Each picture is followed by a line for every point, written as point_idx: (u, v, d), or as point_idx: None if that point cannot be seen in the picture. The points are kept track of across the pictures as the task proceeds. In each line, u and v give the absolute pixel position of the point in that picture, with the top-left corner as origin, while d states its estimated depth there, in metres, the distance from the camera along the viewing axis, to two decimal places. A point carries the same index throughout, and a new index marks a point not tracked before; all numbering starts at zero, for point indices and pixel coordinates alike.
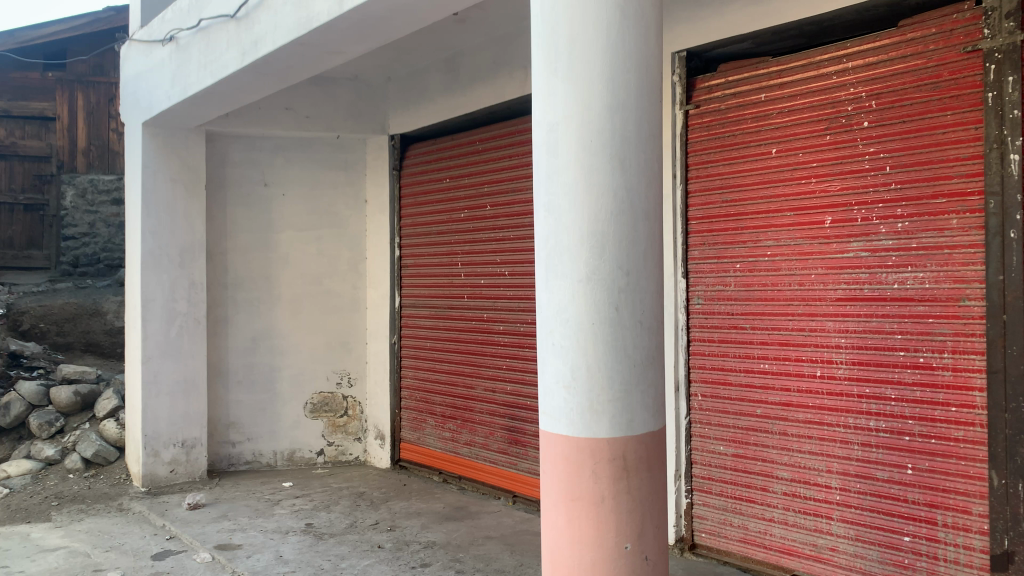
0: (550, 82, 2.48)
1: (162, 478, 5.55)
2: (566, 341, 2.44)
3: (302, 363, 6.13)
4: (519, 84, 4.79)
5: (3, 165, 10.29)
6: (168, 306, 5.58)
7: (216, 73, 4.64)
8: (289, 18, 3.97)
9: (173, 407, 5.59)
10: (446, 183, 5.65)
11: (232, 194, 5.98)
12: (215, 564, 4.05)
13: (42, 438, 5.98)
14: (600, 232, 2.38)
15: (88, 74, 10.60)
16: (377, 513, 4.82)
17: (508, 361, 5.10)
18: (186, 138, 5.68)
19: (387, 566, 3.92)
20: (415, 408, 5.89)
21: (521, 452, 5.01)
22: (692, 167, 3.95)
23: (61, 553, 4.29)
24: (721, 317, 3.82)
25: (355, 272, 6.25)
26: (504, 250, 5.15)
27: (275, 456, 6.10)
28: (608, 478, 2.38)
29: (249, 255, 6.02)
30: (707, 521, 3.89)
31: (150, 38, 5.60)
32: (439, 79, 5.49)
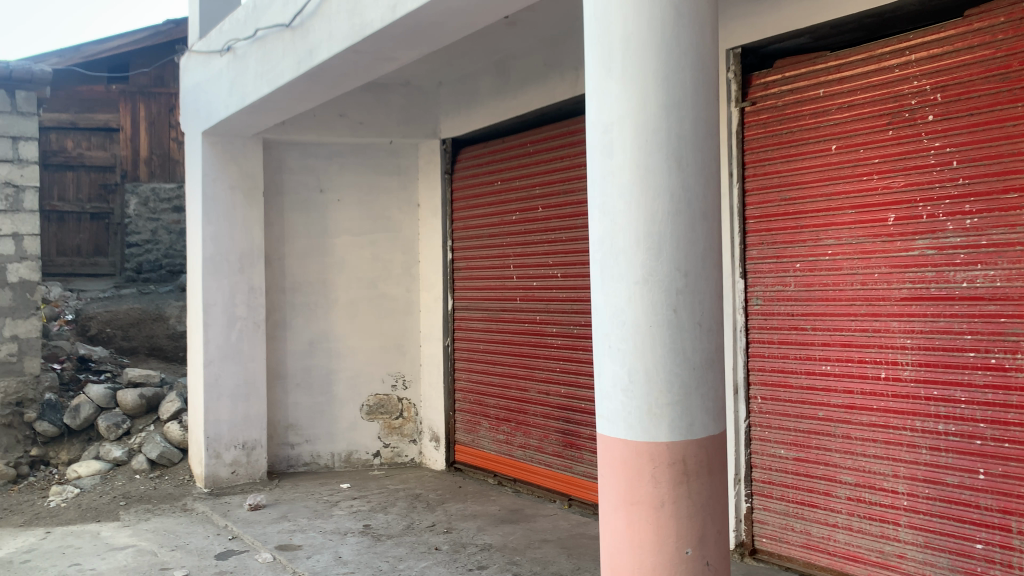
0: (604, 82, 2.46)
1: (224, 479, 5.68)
2: (623, 343, 2.41)
3: (357, 366, 6.20)
4: (570, 85, 4.77)
5: (71, 176, 10.58)
6: (229, 310, 5.71)
7: (273, 82, 4.74)
8: (344, 25, 4.03)
9: (233, 409, 5.71)
10: (498, 185, 5.66)
11: (289, 200, 6.09)
12: (276, 564, 4.13)
13: (109, 439, 6.17)
14: (657, 234, 2.35)
15: (149, 85, 11.05)
16: (433, 515, 4.85)
17: (562, 364, 5.08)
18: (243, 146, 5.81)
19: (445, 568, 3.94)
20: (469, 410, 5.91)
21: (577, 455, 4.98)
22: (749, 166, 3.88)
23: (129, 551, 4.42)
24: (781, 318, 3.74)
25: (408, 276, 6.30)
26: (556, 252, 5.14)
27: (332, 457, 6.19)
28: (668, 482, 2.35)
29: (306, 260, 6.12)
30: (767, 526, 3.81)
31: (208, 49, 5.74)
32: (490, 83, 5.50)
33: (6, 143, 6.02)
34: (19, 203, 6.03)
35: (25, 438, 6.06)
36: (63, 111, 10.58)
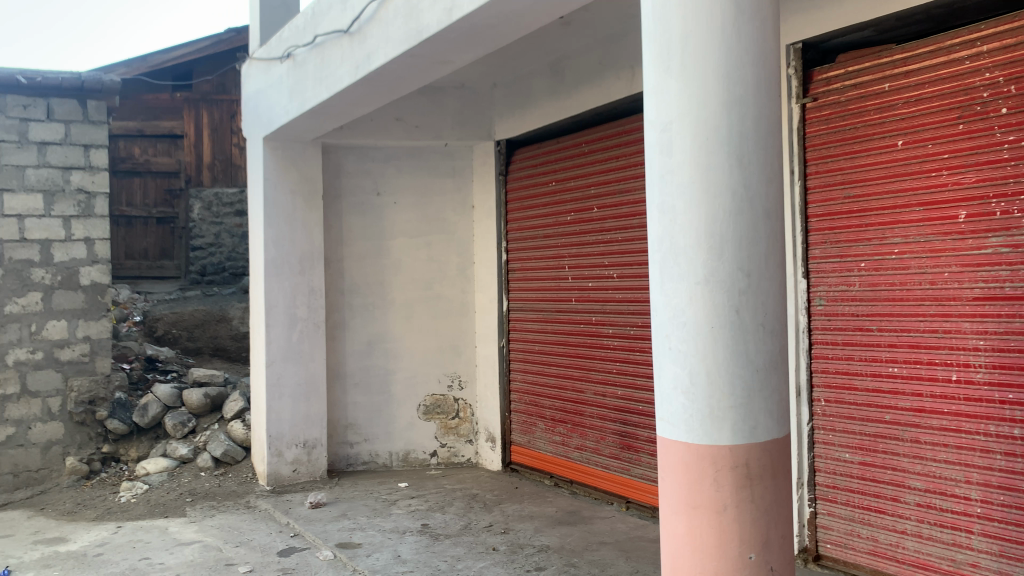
0: (662, 80, 2.43)
1: (285, 477, 5.79)
2: (684, 345, 2.38)
3: (415, 366, 6.26)
4: (626, 84, 4.74)
5: (138, 182, 10.95)
6: (290, 311, 5.82)
7: (331, 87, 4.82)
8: (400, 29, 4.07)
9: (294, 409, 5.82)
10: (553, 186, 5.64)
11: (347, 204, 6.19)
12: (337, 561, 4.19)
13: (176, 437, 6.35)
14: (719, 233, 2.32)
15: (212, 92, 11.31)
16: (491, 515, 4.87)
17: (619, 365, 5.04)
18: (303, 150, 5.92)
19: (502, 569, 3.95)
20: (525, 411, 5.91)
21: (634, 457, 4.94)
22: (811, 163, 3.79)
23: (196, 546, 4.54)
24: (845, 318, 3.65)
25: (463, 277, 6.34)
26: (612, 253, 5.10)
27: (390, 456, 6.26)
28: (730, 486, 2.32)
29: (364, 263, 6.21)
30: (832, 532, 3.72)
31: (268, 56, 5.86)
32: (544, 83, 5.50)
33: (78, 151, 6.24)
34: (90, 208, 6.25)
35: (97, 435, 6.26)
36: (130, 119, 10.97)
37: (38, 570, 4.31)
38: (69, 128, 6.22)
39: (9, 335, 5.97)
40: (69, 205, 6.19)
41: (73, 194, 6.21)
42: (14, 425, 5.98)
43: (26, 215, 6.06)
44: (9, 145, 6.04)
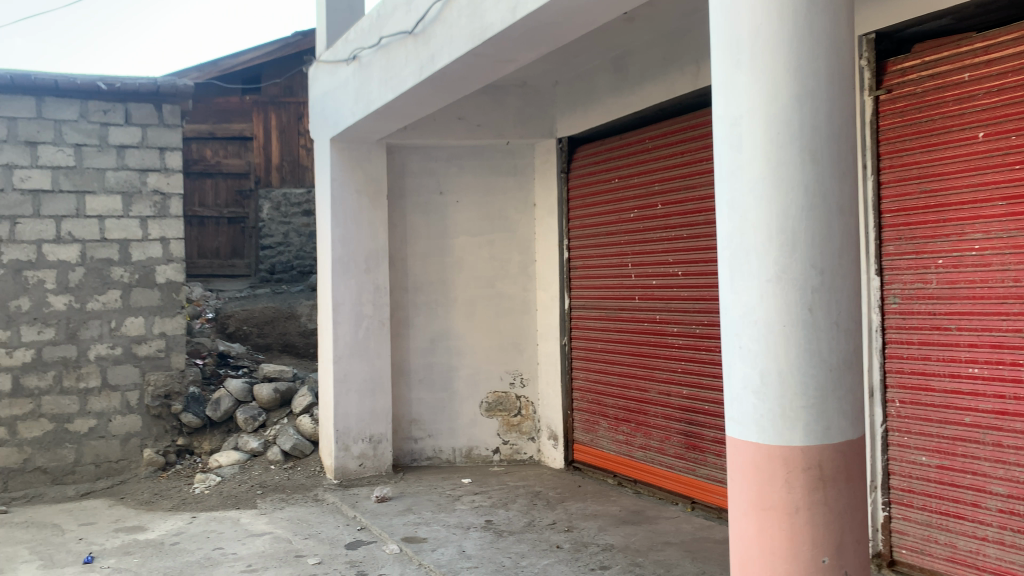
0: (731, 74, 2.40)
1: (352, 471, 5.90)
2: (754, 344, 2.34)
3: (477, 363, 6.31)
4: (691, 79, 4.67)
5: (209, 183, 11.28)
6: (356, 309, 5.93)
7: (396, 88, 4.88)
8: (464, 29, 4.10)
9: (361, 405, 5.93)
10: (615, 183, 5.61)
11: (411, 203, 6.29)
12: (403, 555, 4.25)
13: (247, 431, 6.55)
14: (791, 230, 2.27)
15: (280, 95, 11.58)
16: (554, 513, 4.87)
17: (684, 364, 4.99)
18: (369, 151, 6.02)
19: (567, 567, 3.95)
20: (588, 410, 5.89)
21: (700, 457, 4.87)
22: (885, 157, 3.68)
23: (267, 538, 4.66)
24: (922, 317, 3.53)
25: (525, 274, 6.34)
26: (677, 250, 5.04)
27: (454, 452, 6.32)
28: (803, 488, 2.27)
29: (427, 261, 6.30)
30: (907, 537, 3.61)
31: (335, 58, 5.97)
32: (607, 80, 5.46)
33: (154, 154, 6.47)
34: (166, 209, 6.48)
35: (172, 428, 6.48)
36: (202, 122, 11.31)
37: (120, 557, 4.49)
38: (146, 131, 6.45)
39: (91, 331, 6.21)
40: (146, 206, 6.42)
41: (150, 195, 6.44)
42: (95, 417, 6.22)
43: (106, 216, 6.30)
44: (90, 148, 6.28)
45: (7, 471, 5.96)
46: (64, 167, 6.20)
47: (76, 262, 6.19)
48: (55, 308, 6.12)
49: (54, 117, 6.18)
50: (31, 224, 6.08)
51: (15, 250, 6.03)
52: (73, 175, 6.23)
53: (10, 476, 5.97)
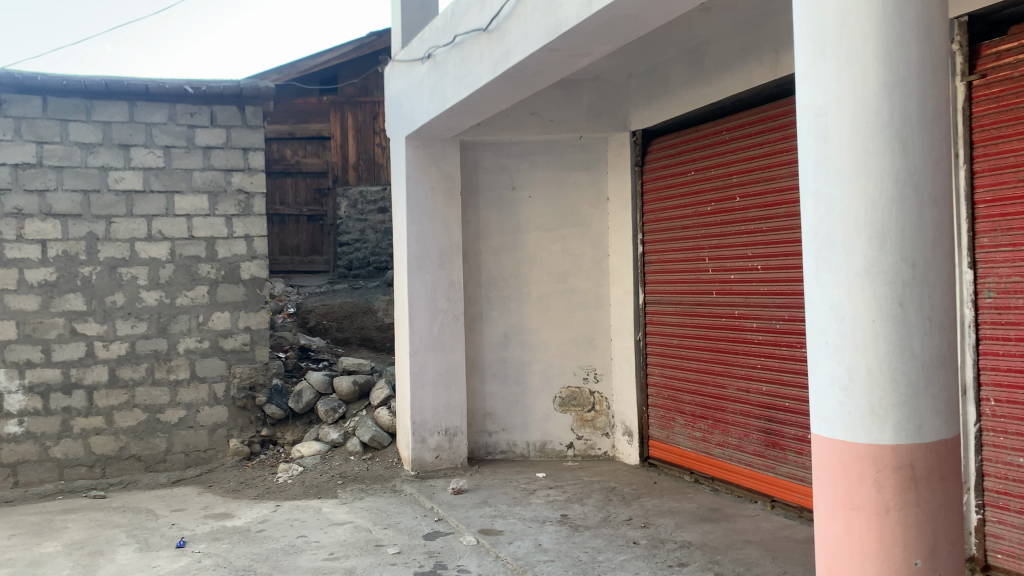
0: (817, 63, 2.34)
1: (428, 463, 6.00)
2: (841, 339, 2.28)
3: (551, 358, 6.32)
4: (769, 69, 4.56)
5: (290, 182, 11.62)
6: (431, 303, 6.01)
7: (471, 85, 4.94)
8: (539, 24, 4.10)
9: (436, 398, 6.01)
10: (691, 175, 5.53)
11: (484, 199, 6.34)
12: (480, 547, 4.30)
13: (328, 422, 6.74)
14: (880, 222, 2.21)
15: (356, 95, 11.81)
16: (630, 509, 4.85)
17: (763, 360, 4.89)
18: (443, 148, 6.10)
19: (644, 563, 3.93)
20: (663, 406, 5.83)
21: (780, 455, 4.77)
22: (978, 144, 3.53)
23: (348, 527, 4.79)
24: (1020, 312, 3.37)
25: (599, 269, 6.32)
26: (755, 244, 4.94)
27: (528, 446, 6.36)
28: (893, 487, 2.20)
29: (500, 256, 6.35)
30: (1003, 542, 3.45)
31: (410, 57, 6.05)
32: (682, 71, 5.37)
33: (238, 154, 6.69)
34: (249, 208, 6.70)
35: (256, 419, 6.70)
36: (283, 123, 11.64)
37: (209, 542, 4.68)
38: (230, 132, 6.67)
39: (180, 325, 6.48)
40: (231, 205, 6.65)
41: (235, 194, 6.67)
42: (185, 408, 6.48)
43: (194, 214, 6.55)
44: (178, 150, 6.55)
45: (105, 458, 6.28)
46: (155, 168, 6.47)
47: (166, 259, 6.46)
48: (147, 303, 6.40)
49: (145, 121, 6.46)
50: (125, 223, 6.37)
51: (110, 248, 6.33)
52: (163, 176, 6.49)
53: (108, 463, 6.29)
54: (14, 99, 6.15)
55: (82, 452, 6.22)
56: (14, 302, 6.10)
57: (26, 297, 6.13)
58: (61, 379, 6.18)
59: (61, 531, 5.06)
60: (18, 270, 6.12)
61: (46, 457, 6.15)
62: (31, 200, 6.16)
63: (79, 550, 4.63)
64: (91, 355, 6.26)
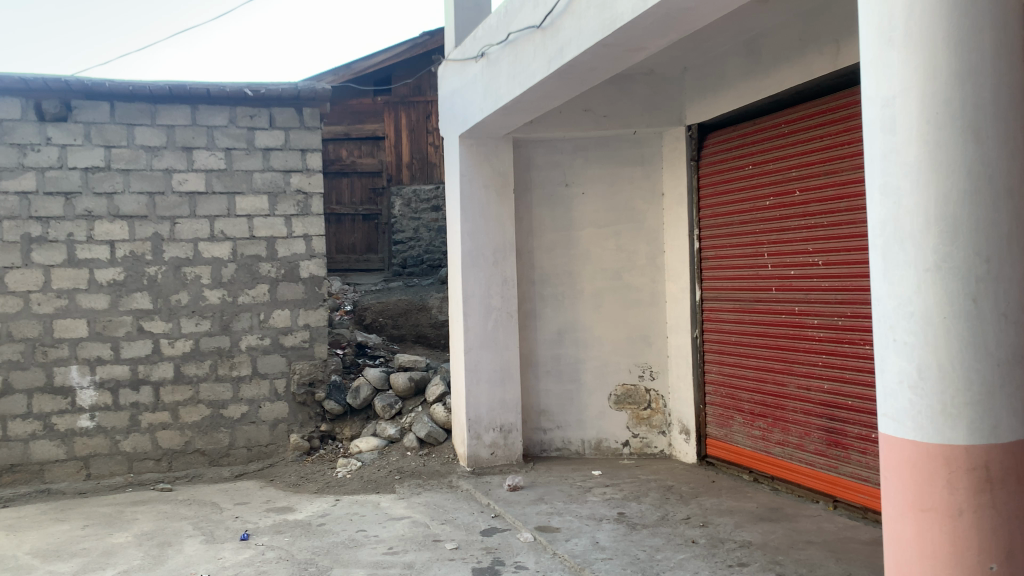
0: (884, 53, 2.27)
1: (484, 459, 6.04)
2: (910, 337, 2.22)
3: (606, 355, 6.29)
4: (829, 59, 4.45)
5: (346, 182, 11.81)
6: (485, 301, 6.04)
7: (525, 82, 4.94)
8: (594, 21, 4.08)
9: (491, 394, 6.04)
10: (749, 170, 5.45)
11: (537, 196, 6.35)
12: (537, 544, 4.31)
13: (385, 418, 6.84)
14: (952, 216, 2.14)
15: (409, 95, 11.91)
16: (688, 508, 4.80)
17: (825, 357, 4.78)
18: (496, 146, 6.12)
19: (703, 562, 3.89)
20: (721, 404, 5.75)
21: (843, 455, 4.67)
22: None
23: (406, 522, 4.85)
24: None
25: (654, 266, 6.26)
26: (816, 238, 4.85)
27: (583, 444, 6.34)
28: (967, 489, 2.14)
29: (554, 253, 6.34)
30: None
31: (464, 56, 6.08)
32: (739, 64, 5.28)
33: (297, 155, 6.82)
34: (308, 207, 6.82)
35: (316, 415, 6.83)
36: (339, 124, 11.82)
37: (272, 535, 4.78)
38: (289, 134, 6.80)
39: (242, 323, 6.64)
40: (290, 205, 6.78)
41: (294, 194, 6.80)
42: (247, 404, 6.64)
43: (254, 215, 6.70)
44: (239, 152, 6.70)
45: (172, 453, 6.47)
46: (217, 170, 6.64)
47: (228, 259, 6.63)
48: (210, 302, 6.58)
49: (207, 124, 6.63)
50: (189, 224, 6.55)
51: (175, 248, 6.52)
52: (225, 177, 6.65)
53: (174, 457, 6.48)
54: (83, 105, 6.36)
55: (150, 446, 6.42)
56: (85, 301, 6.32)
57: (96, 296, 6.34)
58: (129, 375, 6.38)
59: (132, 522, 5.23)
60: (88, 270, 6.33)
61: (116, 450, 6.36)
62: (100, 202, 6.37)
63: (149, 541, 4.78)
64: (157, 352, 6.45)
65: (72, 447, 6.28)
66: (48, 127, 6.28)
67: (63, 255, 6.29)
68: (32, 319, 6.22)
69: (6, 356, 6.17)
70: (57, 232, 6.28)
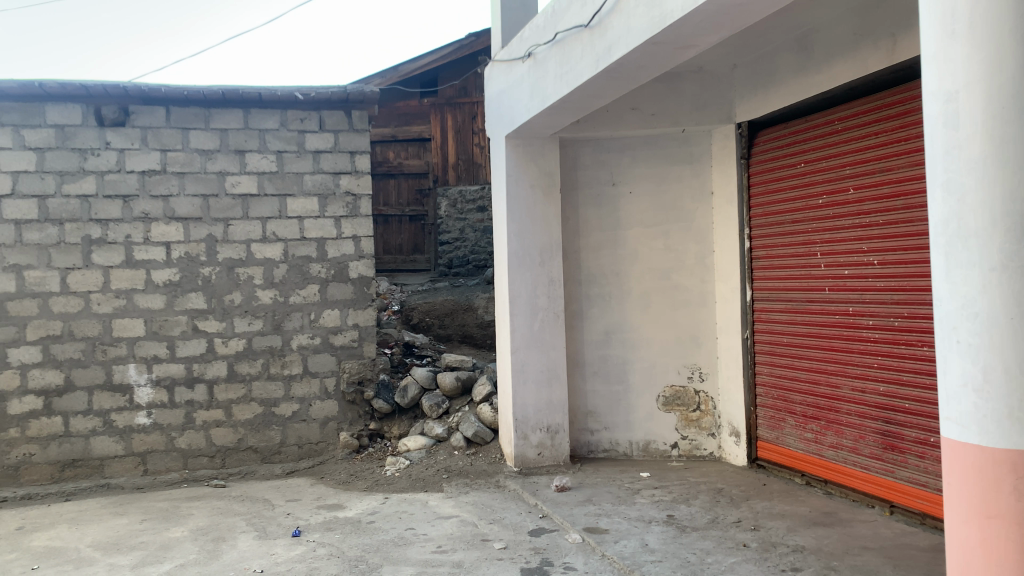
0: (947, 47, 2.21)
1: (531, 459, 6.04)
2: (975, 338, 2.16)
3: (654, 356, 6.24)
4: (885, 54, 4.34)
5: (392, 183, 11.93)
6: (532, 301, 6.04)
7: (572, 82, 4.93)
8: (643, 19, 4.05)
9: (538, 395, 6.03)
10: (801, 168, 5.36)
11: (584, 195, 6.33)
12: (586, 546, 4.29)
13: (432, 417, 6.89)
14: (1018, 213, 2.07)
15: (455, 96, 11.97)
16: (739, 511, 4.74)
17: (880, 359, 4.67)
18: (543, 146, 6.12)
19: (755, 566, 3.83)
20: (772, 407, 5.65)
21: (899, 459, 4.55)
22: None
23: (455, 521, 4.88)
24: None
25: (702, 265, 6.19)
26: (871, 238, 4.74)
27: (631, 446, 6.31)
28: None
29: (601, 253, 6.31)
30: None
31: (510, 56, 6.09)
32: (791, 60, 5.19)
33: (346, 157, 6.91)
34: (357, 209, 6.91)
35: (365, 413, 6.92)
36: (386, 126, 11.96)
37: (323, 532, 4.85)
38: (338, 136, 6.89)
39: (293, 322, 6.75)
40: (340, 207, 6.88)
41: (343, 196, 6.89)
42: (298, 402, 6.74)
43: (305, 216, 6.80)
44: (290, 155, 6.81)
45: (225, 450, 6.60)
46: (269, 172, 6.76)
47: (280, 259, 6.74)
48: (263, 302, 6.70)
49: (259, 127, 6.75)
50: (242, 225, 6.68)
51: (229, 249, 6.66)
52: (276, 179, 6.77)
53: (227, 454, 6.61)
54: (140, 110, 6.53)
55: (204, 443, 6.57)
56: (142, 301, 6.49)
57: (153, 296, 6.51)
58: (184, 373, 6.54)
59: (187, 517, 5.36)
60: (145, 271, 6.50)
61: (172, 447, 6.52)
62: (156, 205, 6.53)
63: (204, 536, 4.89)
64: (211, 351, 6.59)
65: (130, 443, 6.45)
66: (107, 132, 6.46)
67: (121, 256, 6.47)
68: (92, 318, 6.41)
69: (68, 354, 6.36)
70: (115, 234, 6.46)
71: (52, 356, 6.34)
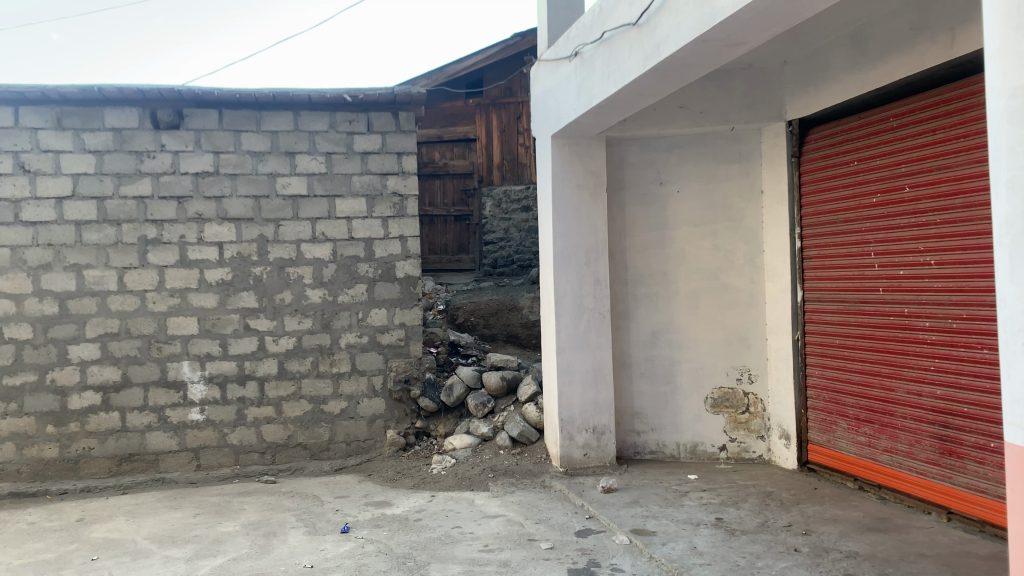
0: (1013, 40, 2.14)
1: (577, 460, 6.03)
2: None
3: (702, 358, 6.17)
4: (943, 49, 4.22)
5: (438, 184, 12.02)
6: (577, 301, 6.03)
7: (620, 80, 4.91)
8: (693, 16, 4.00)
9: (584, 395, 6.02)
10: (854, 166, 5.25)
11: (631, 195, 6.29)
12: (634, 547, 4.27)
13: (478, 416, 6.93)
14: None
15: (501, 96, 11.99)
16: (789, 515, 4.66)
17: (938, 362, 4.55)
18: (589, 145, 6.10)
19: (807, 571, 3.77)
20: (823, 409, 5.55)
21: (957, 464, 4.43)
22: None
23: (501, 520, 4.89)
24: None
25: (752, 265, 6.10)
26: (927, 237, 4.62)
27: (678, 447, 6.25)
28: None
29: (648, 253, 6.27)
30: None
31: (557, 56, 6.08)
32: (843, 56, 5.09)
33: (393, 158, 6.98)
34: (404, 209, 6.98)
35: (411, 412, 6.98)
36: (432, 127, 12.03)
37: (371, 529, 4.91)
38: (386, 137, 6.97)
39: (342, 321, 6.84)
40: (387, 207, 6.95)
41: (390, 196, 6.96)
42: (346, 400, 6.83)
43: (353, 217, 6.89)
44: (339, 156, 6.90)
45: (275, 446, 6.72)
46: (318, 173, 6.86)
47: (329, 259, 6.84)
48: (312, 301, 6.80)
49: (309, 129, 6.85)
50: (292, 226, 6.79)
51: (279, 249, 6.77)
52: (326, 181, 6.87)
53: (277, 450, 6.72)
54: (194, 113, 6.67)
55: (255, 439, 6.69)
56: (196, 300, 6.64)
57: (206, 295, 6.66)
58: (236, 371, 6.67)
59: (239, 512, 5.46)
60: (198, 270, 6.65)
61: (224, 443, 6.65)
62: (209, 205, 6.68)
63: (255, 531, 4.98)
64: (262, 349, 6.72)
65: (184, 438, 6.60)
66: (162, 135, 6.63)
67: (176, 256, 6.62)
68: (148, 316, 6.58)
69: (124, 351, 6.53)
70: (170, 234, 6.62)
71: (110, 353, 6.51)
